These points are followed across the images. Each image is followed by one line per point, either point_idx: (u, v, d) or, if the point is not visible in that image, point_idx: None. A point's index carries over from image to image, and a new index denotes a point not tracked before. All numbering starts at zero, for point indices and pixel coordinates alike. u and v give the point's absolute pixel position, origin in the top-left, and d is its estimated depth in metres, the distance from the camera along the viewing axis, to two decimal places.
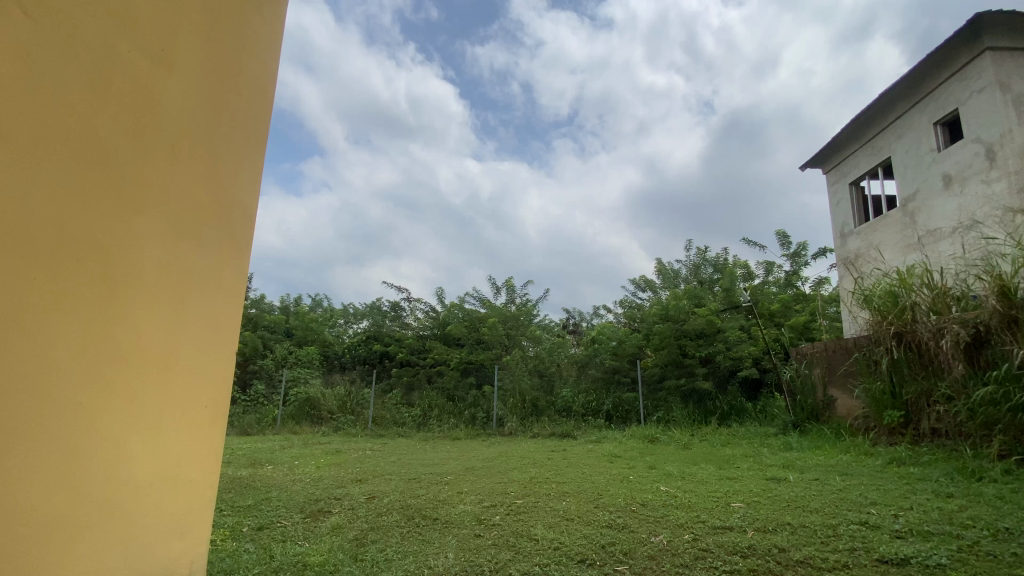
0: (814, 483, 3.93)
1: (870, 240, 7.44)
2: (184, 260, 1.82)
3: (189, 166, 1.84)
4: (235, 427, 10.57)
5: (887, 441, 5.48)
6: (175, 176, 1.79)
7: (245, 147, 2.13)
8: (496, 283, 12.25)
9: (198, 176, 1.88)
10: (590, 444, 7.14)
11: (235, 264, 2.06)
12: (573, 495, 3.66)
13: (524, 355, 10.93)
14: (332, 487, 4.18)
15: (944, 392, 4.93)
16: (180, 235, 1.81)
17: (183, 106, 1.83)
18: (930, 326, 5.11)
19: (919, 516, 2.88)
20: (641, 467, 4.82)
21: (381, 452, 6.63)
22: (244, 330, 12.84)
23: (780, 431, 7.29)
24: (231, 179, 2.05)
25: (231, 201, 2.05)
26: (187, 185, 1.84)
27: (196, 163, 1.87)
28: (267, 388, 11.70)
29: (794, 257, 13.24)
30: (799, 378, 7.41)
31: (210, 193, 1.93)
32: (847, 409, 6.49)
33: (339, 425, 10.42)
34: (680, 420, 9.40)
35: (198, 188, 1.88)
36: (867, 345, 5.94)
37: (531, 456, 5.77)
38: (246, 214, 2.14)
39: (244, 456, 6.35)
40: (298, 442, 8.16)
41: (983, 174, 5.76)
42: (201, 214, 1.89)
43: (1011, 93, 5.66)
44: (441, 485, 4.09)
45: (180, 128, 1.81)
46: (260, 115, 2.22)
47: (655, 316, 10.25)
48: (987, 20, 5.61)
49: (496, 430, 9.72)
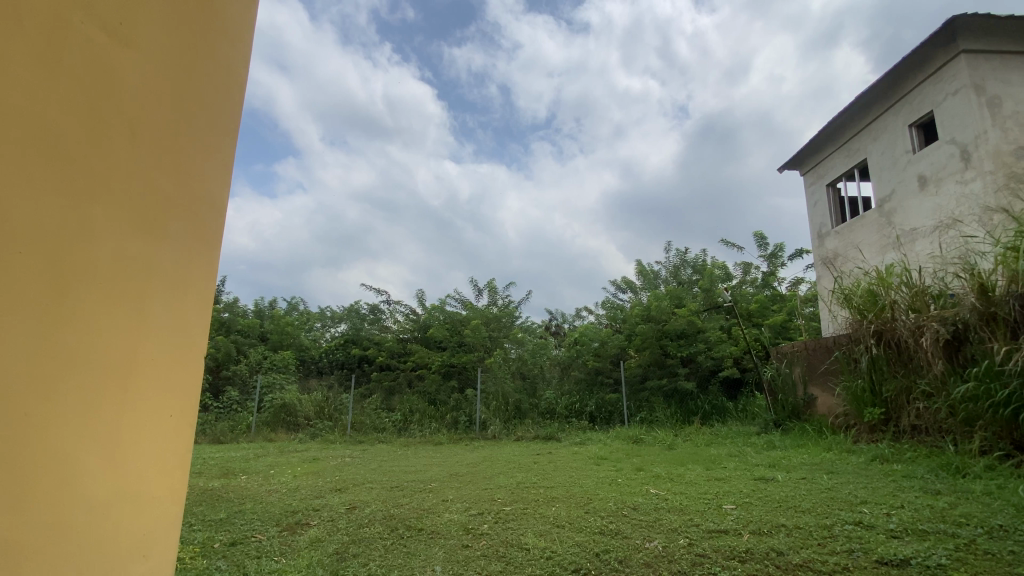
0: (803, 482, 3.91)
1: (847, 240, 7.56)
2: (146, 255, 1.65)
3: (152, 154, 1.68)
4: (207, 435, 10.18)
5: (868, 438, 5.55)
6: (135, 163, 1.62)
7: (215, 136, 1.98)
8: (478, 285, 12.10)
9: (162, 164, 1.72)
10: (575, 447, 7.06)
11: (204, 261, 1.90)
12: (562, 499, 3.57)
13: (507, 357, 10.81)
14: (310, 497, 3.99)
15: (925, 389, 5.01)
16: (141, 228, 1.64)
17: (144, 86, 1.66)
18: (910, 324, 5.19)
19: (913, 515, 2.87)
20: (628, 470, 4.75)
21: (362, 459, 6.42)
22: (216, 335, 12.41)
23: (762, 430, 7.33)
24: (200, 170, 1.89)
25: (200, 194, 1.89)
26: (149, 173, 1.67)
27: (159, 150, 1.71)
28: (240, 394, 11.32)
29: (771, 257, 13.45)
30: (780, 377, 7.47)
31: (175, 183, 1.77)
32: (827, 407, 6.57)
33: (317, 432, 10.12)
34: (664, 421, 9.41)
35: (161, 178, 1.71)
36: (847, 343, 6.02)
37: (516, 460, 5.64)
38: (214, 208, 1.98)
39: (216, 466, 6.07)
40: (274, 450, 7.86)
41: (958, 174, 5.90)
42: (165, 207, 1.73)
43: (985, 96, 5.80)
44: (426, 492, 3.94)
45: (143, 112, 1.65)
46: (231, 102, 2.07)
47: (637, 316, 10.25)
48: (961, 24, 5.75)
49: (479, 434, 9.57)
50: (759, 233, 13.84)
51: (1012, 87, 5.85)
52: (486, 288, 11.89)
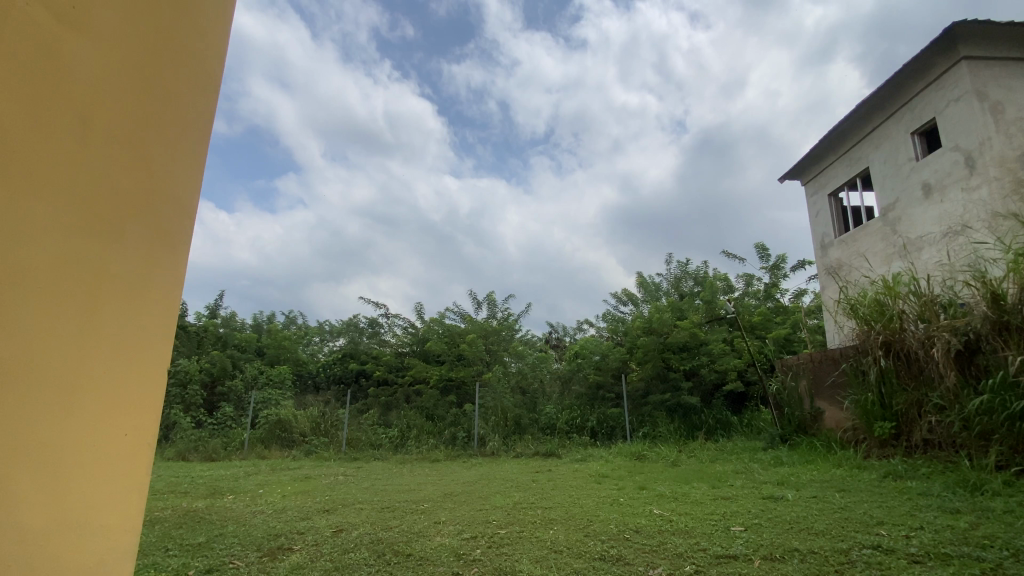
0: (815, 502, 3.71)
1: (851, 251, 7.43)
2: (98, 258, 1.53)
3: (106, 149, 1.56)
4: (200, 453, 9.97)
5: (879, 453, 5.35)
6: (87, 158, 1.50)
7: (183, 133, 1.86)
8: (477, 299, 11.93)
9: (118, 162, 1.60)
10: (576, 464, 6.84)
11: (169, 265, 1.76)
12: (561, 522, 3.38)
13: (506, 371, 10.62)
14: (295, 519, 3.80)
15: (936, 402, 4.84)
16: (91, 227, 1.51)
17: (99, 76, 1.55)
18: (919, 334, 5.03)
19: (934, 538, 2.68)
20: (631, 488, 4.55)
21: (355, 478, 6.21)
22: (212, 350, 12.24)
23: (768, 445, 7.11)
24: (165, 169, 1.77)
25: (163, 194, 1.76)
26: (104, 168, 1.55)
27: (116, 147, 1.59)
28: (235, 410, 11.12)
29: (773, 269, 13.31)
30: (785, 391, 7.27)
31: (135, 182, 1.65)
32: (835, 421, 6.37)
33: (312, 449, 9.90)
34: (667, 436, 9.20)
35: (118, 175, 1.59)
36: (854, 355, 5.84)
37: (514, 479, 5.43)
38: (181, 209, 1.85)
39: (204, 485, 5.86)
40: (266, 467, 7.65)
41: (963, 181, 5.79)
42: (121, 206, 1.60)
43: (988, 101, 5.72)
44: (417, 514, 3.75)
45: (98, 104, 1.54)
46: (202, 99, 1.96)
47: (639, 329, 10.07)
48: (962, 29, 5.69)
49: (478, 451, 9.35)
50: (761, 244, 13.68)
51: (1015, 92, 5.77)
52: (485, 301, 11.74)
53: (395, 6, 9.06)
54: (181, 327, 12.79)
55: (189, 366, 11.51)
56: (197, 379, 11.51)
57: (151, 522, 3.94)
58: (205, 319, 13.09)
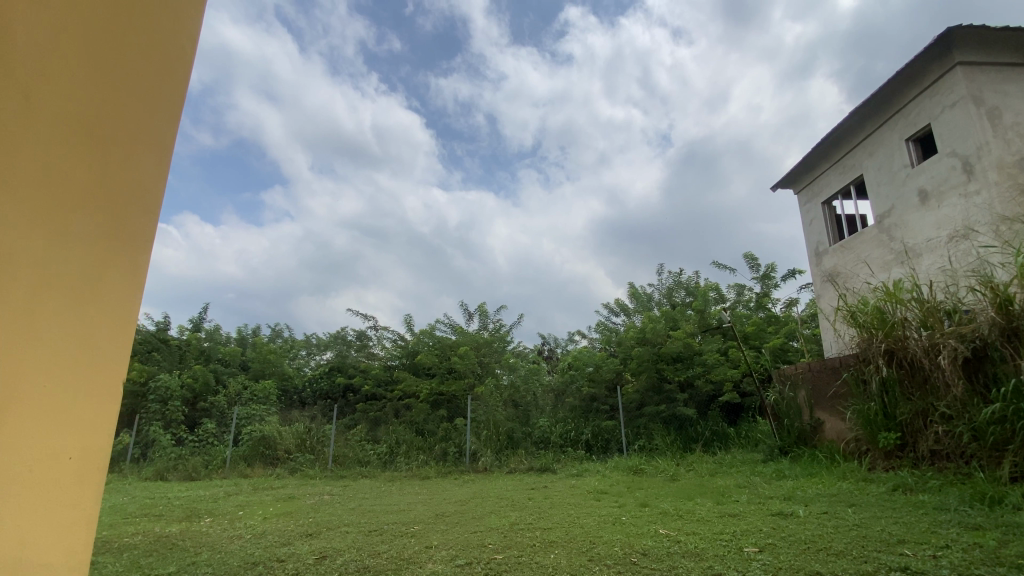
0: (828, 518, 3.53)
1: (847, 258, 7.38)
2: (39, 255, 1.32)
3: (50, 129, 1.36)
4: (178, 472, 9.56)
5: (884, 465, 5.22)
6: (29, 140, 1.32)
7: (148, 118, 1.65)
8: (468, 310, 11.70)
9: (68, 144, 1.40)
10: (572, 479, 6.61)
11: (128, 264, 1.54)
12: (562, 544, 3.16)
13: (498, 384, 10.37)
14: (275, 544, 3.53)
15: (943, 412, 4.75)
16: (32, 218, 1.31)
17: (48, 48, 1.36)
18: (923, 341, 4.93)
19: (963, 557, 2.52)
20: (632, 506, 4.33)
21: (341, 497, 5.92)
22: (194, 364, 11.85)
23: (768, 457, 6.94)
24: (129, 158, 1.58)
25: (126, 184, 1.56)
26: (50, 151, 1.36)
27: (68, 128, 1.40)
28: (217, 427, 10.73)
29: (764, 279, 13.27)
30: (783, 402, 7.13)
31: (89, 169, 1.45)
32: (836, 432, 6.22)
33: (297, 467, 9.54)
34: (663, 449, 9.01)
35: (71, 161, 1.40)
36: (855, 364, 5.72)
37: (509, 497, 5.18)
38: (141, 204, 1.62)
39: (180, 507, 5.53)
40: (248, 487, 7.31)
41: (961, 187, 5.76)
42: (67, 197, 1.39)
43: (985, 107, 5.72)
44: (407, 537, 3.51)
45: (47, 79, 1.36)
46: (174, 81, 1.77)
47: (632, 339, 9.90)
48: (956, 35, 5.70)
49: (469, 466, 9.06)
50: (751, 253, 13.61)
51: (1011, 98, 5.78)
52: (476, 312, 11.53)
53: (382, 16, 8.97)
54: (162, 341, 12.38)
55: (170, 382, 11.11)
56: (178, 395, 11.11)
57: (120, 549, 3.65)
58: (187, 333, 12.71)
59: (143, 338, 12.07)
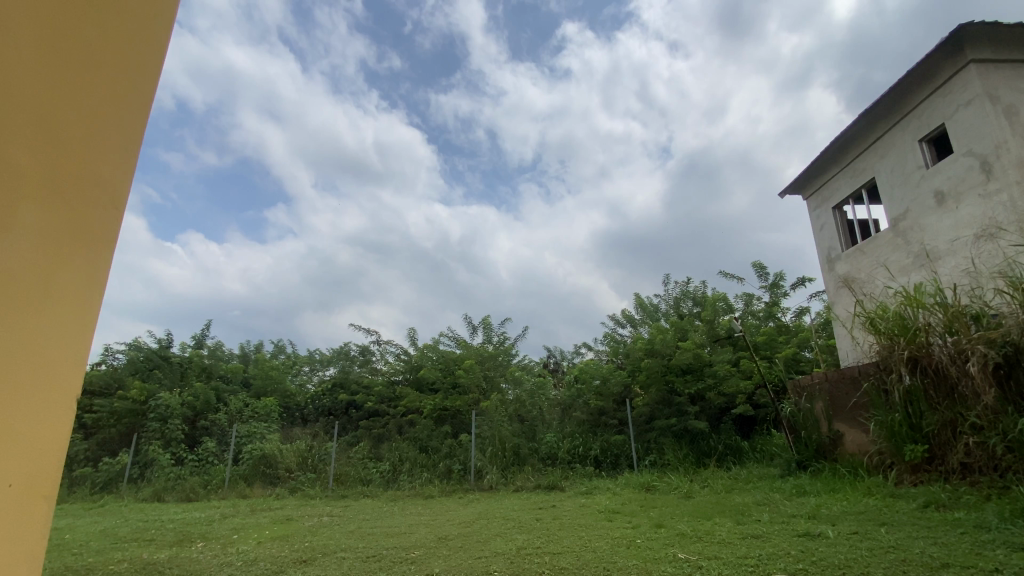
0: (859, 540, 3.27)
1: (861, 264, 7.16)
2: None
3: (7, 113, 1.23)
4: (176, 493, 9.36)
5: (911, 479, 4.96)
6: None
7: (116, 107, 1.55)
8: (472, 323, 11.49)
9: (24, 130, 1.27)
10: (582, 498, 6.32)
11: (86, 263, 1.42)
12: (573, 572, 2.91)
13: (504, 398, 10.11)
14: (268, 572, 3.31)
15: (973, 422, 4.52)
16: None
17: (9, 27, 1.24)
18: (949, 348, 4.70)
19: None
20: (647, 527, 4.07)
21: (342, 519, 5.70)
22: (195, 382, 11.67)
23: (785, 471, 6.64)
24: (91, 148, 1.46)
25: (88, 179, 1.45)
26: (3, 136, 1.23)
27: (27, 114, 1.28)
28: (218, 446, 10.52)
29: (773, 288, 12.99)
30: (799, 414, 6.84)
31: (48, 159, 1.33)
32: (857, 445, 5.95)
33: (297, 486, 9.29)
34: (675, 465, 8.72)
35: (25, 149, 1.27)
36: (875, 373, 5.47)
37: (516, 518, 4.93)
38: (103, 200, 1.51)
39: (173, 531, 5.30)
40: (245, 508, 7.08)
41: (980, 188, 5.58)
42: (26, 187, 1.28)
43: (1001, 104, 5.56)
44: (408, 564, 3.28)
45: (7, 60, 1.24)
46: (144, 69, 1.67)
47: (640, 350, 9.52)
48: (969, 32, 5.55)
49: (475, 485, 8.77)
50: (759, 262, 13.32)
51: None
52: (480, 325, 11.32)
53: None
54: (165, 358, 12.25)
55: (171, 400, 10.92)
56: (178, 413, 10.91)
57: None
58: (189, 350, 12.57)
59: (143, 356, 12.01)
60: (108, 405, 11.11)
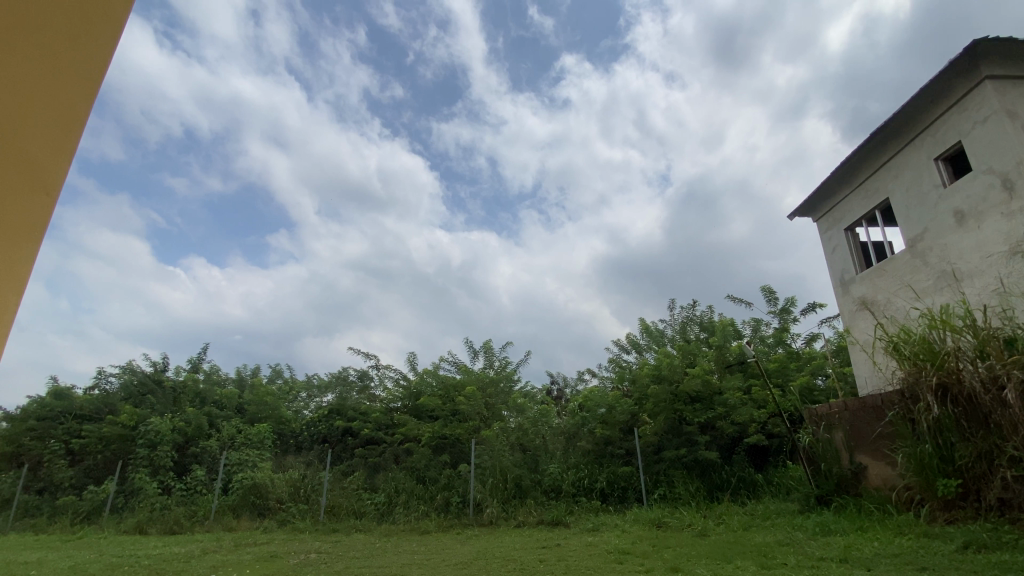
0: None
1: (880, 285, 6.87)
2: None
3: None
4: (159, 524, 8.92)
5: (945, 517, 4.59)
6: None
7: (64, 88, 1.33)
8: (473, 348, 11.15)
9: None
10: (588, 536, 5.91)
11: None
12: None
13: (505, 427, 9.63)
14: None
15: (1012, 454, 4.19)
16: None
17: None
18: (980, 373, 4.42)
19: None
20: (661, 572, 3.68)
21: (330, 557, 5.29)
22: (188, 407, 11.28)
23: (803, 507, 6.17)
24: (25, 134, 1.25)
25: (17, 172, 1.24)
26: None
27: None
28: (207, 474, 10.12)
29: (783, 313, 12.66)
30: (818, 444, 6.40)
31: None
32: (883, 479, 5.58)
33: (287, 519, 8.85)
34: (686, 499, 8.29)
35: None
36: (900, 402, 5.12)
37: (517, 559, 4.52)
38: (32, 196, 1.30)
39: (143, 570, 4.87)
40: (229, 542, 6.66)
41: (1003, 206, 5.37)
42: None
43: (1019, 120, 5.40)
44: None
45: None
46: (97, 36, 1.42)
47: (647, 376, 9.16)
48: (984, 48, 5.44)
49: (473, 519, 8.34)
50: (767, 288, 13.02)
51: None
52: (481, 350, 10.97)
53: None
54: (158, 382, 11.91)
55: (161, 425, 10.51)
56: (168, 439, 10.49)
57: None
58: (184, 373, 12.25)
59: (137, 380, 11.70)
60: (97, 431, 10.73)
